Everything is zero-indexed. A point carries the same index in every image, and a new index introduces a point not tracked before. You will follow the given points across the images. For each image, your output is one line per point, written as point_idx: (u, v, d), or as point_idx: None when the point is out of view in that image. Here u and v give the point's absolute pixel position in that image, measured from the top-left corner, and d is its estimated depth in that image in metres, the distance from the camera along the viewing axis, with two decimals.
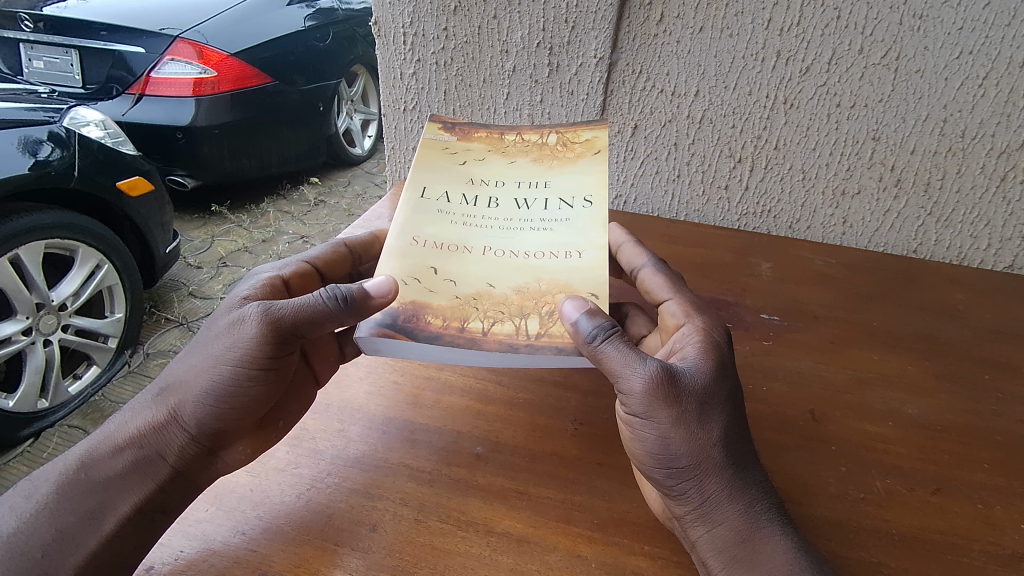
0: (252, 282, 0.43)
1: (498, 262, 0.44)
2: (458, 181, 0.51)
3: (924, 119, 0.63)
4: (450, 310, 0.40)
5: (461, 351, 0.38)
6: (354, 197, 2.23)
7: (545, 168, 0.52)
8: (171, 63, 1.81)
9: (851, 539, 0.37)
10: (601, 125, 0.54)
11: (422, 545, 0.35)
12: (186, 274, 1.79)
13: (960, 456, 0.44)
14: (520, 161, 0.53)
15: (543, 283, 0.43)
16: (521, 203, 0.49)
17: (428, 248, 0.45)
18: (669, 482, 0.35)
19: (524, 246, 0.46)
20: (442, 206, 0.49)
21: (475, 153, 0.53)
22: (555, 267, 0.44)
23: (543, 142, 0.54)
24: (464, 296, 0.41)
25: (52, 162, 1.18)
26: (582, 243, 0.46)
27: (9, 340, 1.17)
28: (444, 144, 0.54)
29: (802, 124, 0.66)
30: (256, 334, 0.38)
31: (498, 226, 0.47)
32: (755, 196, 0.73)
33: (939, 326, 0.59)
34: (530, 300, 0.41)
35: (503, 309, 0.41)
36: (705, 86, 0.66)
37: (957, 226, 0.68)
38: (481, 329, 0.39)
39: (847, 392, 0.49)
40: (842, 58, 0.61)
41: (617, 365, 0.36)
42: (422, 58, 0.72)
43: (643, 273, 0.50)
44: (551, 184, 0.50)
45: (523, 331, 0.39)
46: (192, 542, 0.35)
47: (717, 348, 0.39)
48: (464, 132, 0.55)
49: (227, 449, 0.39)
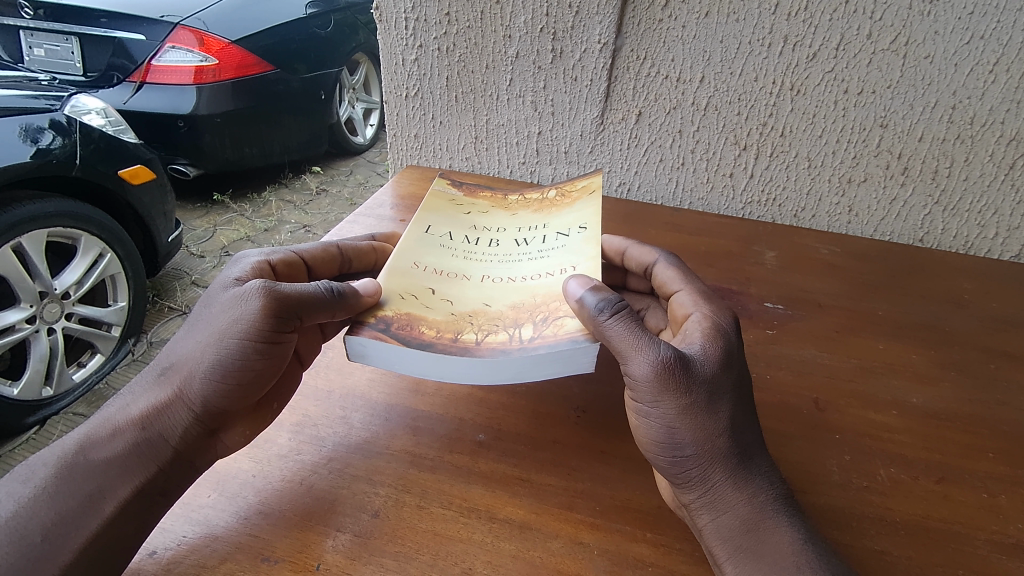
0: (242, 265, 0.43)
1: (496, 287, 0.44)
2: (462, 225, 0.52)
3: (933, 106, 0.62)
4: (444, 324, 0.40)
5: (452, 360, 0.37)
6: (356, 187, 2.24)
7: (545, 214, 0.53)
8: (172, 52, 1.79)
9: (855, 529, 0.37)
10: (595, 173, 0.56)
11: (423, 531, 0.35)
12: (188, 263, 1.79)
13: (965, 445, 0.43)
14: (521, 213, 0.54)
15: (537, 297, 0.42)
16: (521, 242, 0.50)
17: (427, 273, 0.45)
18: (674, 470, 0.35)
19: (522, 271, 0.46)
20: (444, 241, 0.50)
21: (479, 207, 0.55)
22: (550, 283, 0.44)
23: (543, 198, 0.56)
24: (460, 312, 0.41)
25: (53, 151, 1.18)
26: (576, 259, 0.45)
27: (13, 329, 1.17)
28: (451, 197, 0.56)
29: (808, 112, 0.65)
30: (255, 311, 0.37)
31: (497, 259, 0.48)
32: (760, 184, 0.72)
33: (946, 316, 0.58)
34: (525, 312, 0.41)
35: (498, 322, 0.40)
36: (710, 71, 0.65)
37: (964, 215, 0.68)
38: (474, 340, 0.38)
39: (850, 381, 0.49)
40: (850, 44, 0.60)
41: (625, 345, 0.35)
42: (423, 44, 0.72)
43: (657, 267, 0.50)
44: (549, 225, 0.51)
45: (516, 338, 0.38)
46: (194, 527, 0.35)
47: (724, 336, 0.39)
48: (470, 190, 0.58)
49: (227, 432, 0.39)
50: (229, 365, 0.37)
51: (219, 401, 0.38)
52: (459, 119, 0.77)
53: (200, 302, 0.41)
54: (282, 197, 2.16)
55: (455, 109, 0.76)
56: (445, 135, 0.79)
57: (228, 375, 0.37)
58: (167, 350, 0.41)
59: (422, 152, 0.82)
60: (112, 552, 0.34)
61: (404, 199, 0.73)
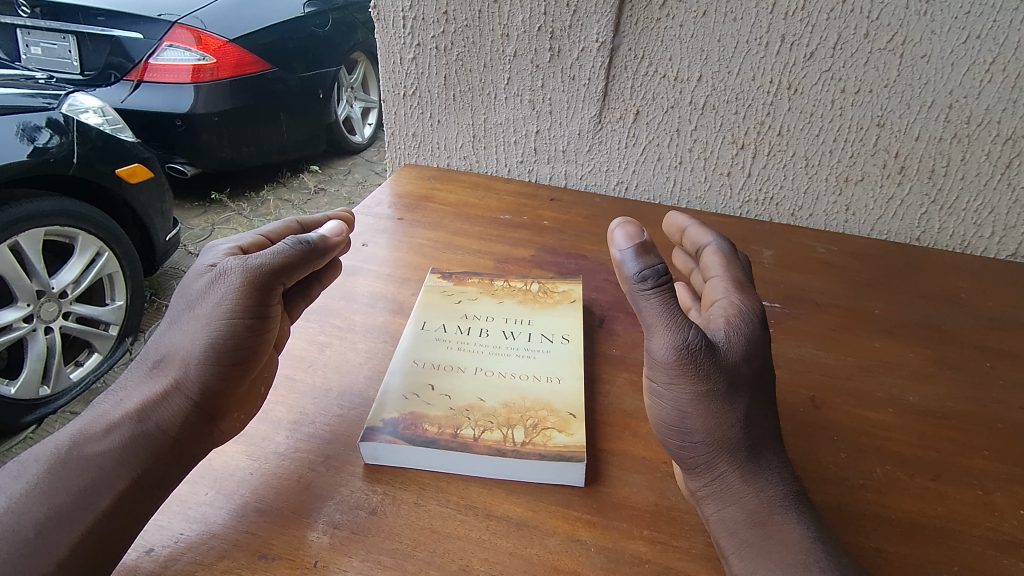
0: (214, 252, 0.42)
1: (489, 381, 0.44)
2: (452, 314, 0.52)
3: (930, 105, 0.62)
4: (445, 420, 0.41)
5: (455, 456, 0.38)
6: (354, 185, 2.27)
7: (529, 309, 0.53)
8: (169, 50, 1.79)
9: (851, 526, 0.37)
10: (576, 279, 0.57)
11: (422, 529, 0.35)
12: (186, 261, 1.79)
13: (961, 443, 0.44)
14: (508, 302, 0.54)
15: (528, 400, 0.43)
16: (509, 335, 0.50)
17: (425, 368, 0.46)
18: (681, 453, 0.36)
19: (513, 366, 0.46)
20: (439, 334, 0.50)
21: (468, 294, 0.55)
22: (538, 388, 0.44)
23: (527, 288, 0.56)
24: (457, 407, 0.42)
25: (50, 150, 1.18)
26: (563, 371, 0.46)
27: (9, 328, 1.17)
28: (443, 288, 0.56)
29: (806, 111, 0.66)
30: (235, 288, 0.38)
31: (489, 351, 0.48)
32: (757, 183, 0.72)
33: (942, 315, 0.58)
34: (517, 412, 0.41)
35: (493, 419, 0.41)
36: (708, 70, 0.65)
37: (960, 214, 0.68)
38: (472, 437, 0.39)
39: (847, 379, 0.49)
40: (847, 43, 0.61)
41: (653, 321, 0.35)
42: (421, 42, 0.72)
43: (705, 251, 0.45)
44: (535, 322, 0.51)
45: (510, 439, 0.39)
46: (192, 525, 0.35)
47: (751, 326, 0.38)
48: (460, 277, 0.57)
49: (224, 416, 0.39)
50: (221, 347, 0.38)
51: (216, 384, 0.38)
52: (457, 118, 0.77)
53: (177, 293, 0.41)
54: (280, 196, 2.16)
55: (453, 108, 0.76)
56: (443, 134, 0.79)
57: (221, 356, 0.38)
58: (155, 342, 0.40)
59: (420, 151, 0.82)
60: (109, 546, 0.33)
61: (401, 197, 0.73)
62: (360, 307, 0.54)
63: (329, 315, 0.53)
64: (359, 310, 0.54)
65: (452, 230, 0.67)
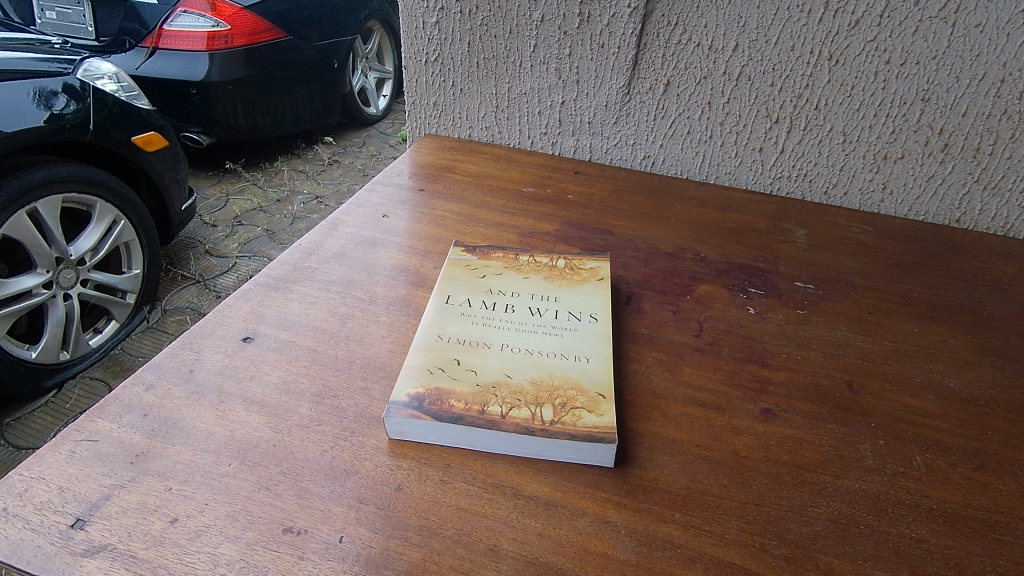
0: None
1: (517, 358, 0.43)
2: (478, 289, 0.51)
3: (981, 79, 0.59)
4: (471, 396, 0.40)
5: (483, 433, 0.37)
6: (369, 157, 2.26)
7: (555, 285, 0.51)
8: (183, 15, 1.73)
9: (892, 514, 0.35)
10: (603, 256, 0.56)
11: (448, 507, 0.34)
12: (201, 231, 1.79)
13: (1005, 433, 0.42)
14: (533, 277, 0.52)
15: (556, 377, 0.41)
16: (535, 311, 0.48)
17: (451, 344, 0.44)
18: None
19: (540, 344, 0.45)
20: (464, 309, 0.48)
21: (492, 268, 0.53)
22: (565, 366, 0.43)
23: (553, 264, 0.54)
24: (484, 383, 0.41)
25: (66, 116, 1.17)
26: (589, 350, 0.44)
27: (30, 293, 1.17)
28: (466, 262, 0.54)
29: (847, 83, 0.62)
30: None
31: (515, 327, 0.46)
32: (791, 159, 0.69)
33: (984, 300, 0.56)
34: (546, 391, 0.40)
35: (521, 397, 0.40)
36: (745, 39, 0.63)
37: (1005, 195, 0.65)
38: (500, 413, 0.38)
39: (885, 364, 0.47)
40: (895, 10, 0.57)
41: None
42: (445, 6, 0.70)
43: None
44: (561, 299, 0.50)
45: (538, 418, 0.38)
46: (216, 495, 0.34)
47: None
48: (485, 251, 0.56)
49: None
50: None
51: None
52: (480, 87, 0.75)
53: None
54: (295, 167, 2.16)
55: (477, 76, 0.74)
56: (466, 104, 0.77)
57: None
58: None
59: (441, 121, 0.80)
60: (109, 519, 0.32)
61: (421, 167, 0.72)
62: (382, 279, 0.53)
63: (351, 287, 0.52)
64: (381, 282, 0.52)
65: (474, 202, 0.66)
